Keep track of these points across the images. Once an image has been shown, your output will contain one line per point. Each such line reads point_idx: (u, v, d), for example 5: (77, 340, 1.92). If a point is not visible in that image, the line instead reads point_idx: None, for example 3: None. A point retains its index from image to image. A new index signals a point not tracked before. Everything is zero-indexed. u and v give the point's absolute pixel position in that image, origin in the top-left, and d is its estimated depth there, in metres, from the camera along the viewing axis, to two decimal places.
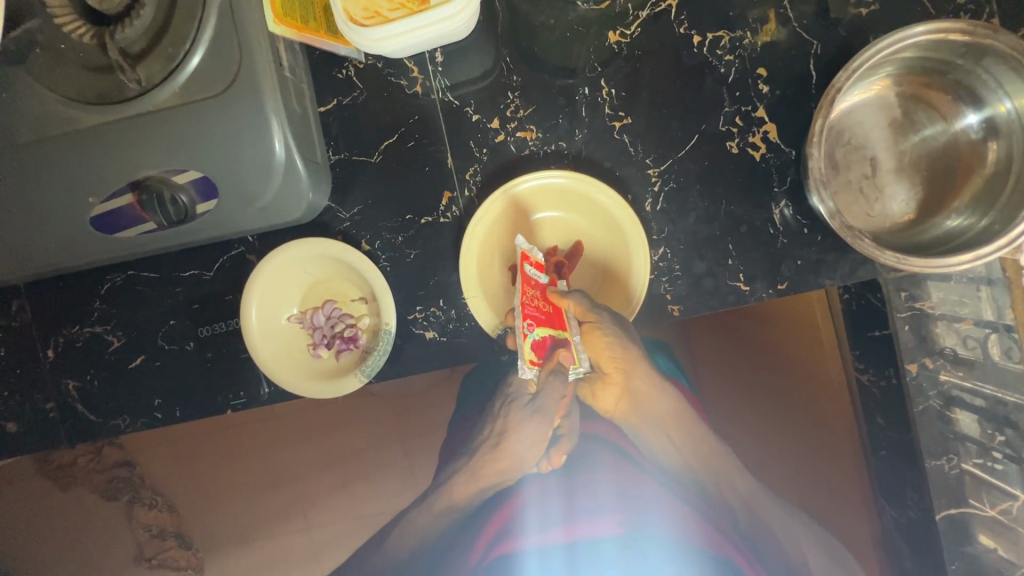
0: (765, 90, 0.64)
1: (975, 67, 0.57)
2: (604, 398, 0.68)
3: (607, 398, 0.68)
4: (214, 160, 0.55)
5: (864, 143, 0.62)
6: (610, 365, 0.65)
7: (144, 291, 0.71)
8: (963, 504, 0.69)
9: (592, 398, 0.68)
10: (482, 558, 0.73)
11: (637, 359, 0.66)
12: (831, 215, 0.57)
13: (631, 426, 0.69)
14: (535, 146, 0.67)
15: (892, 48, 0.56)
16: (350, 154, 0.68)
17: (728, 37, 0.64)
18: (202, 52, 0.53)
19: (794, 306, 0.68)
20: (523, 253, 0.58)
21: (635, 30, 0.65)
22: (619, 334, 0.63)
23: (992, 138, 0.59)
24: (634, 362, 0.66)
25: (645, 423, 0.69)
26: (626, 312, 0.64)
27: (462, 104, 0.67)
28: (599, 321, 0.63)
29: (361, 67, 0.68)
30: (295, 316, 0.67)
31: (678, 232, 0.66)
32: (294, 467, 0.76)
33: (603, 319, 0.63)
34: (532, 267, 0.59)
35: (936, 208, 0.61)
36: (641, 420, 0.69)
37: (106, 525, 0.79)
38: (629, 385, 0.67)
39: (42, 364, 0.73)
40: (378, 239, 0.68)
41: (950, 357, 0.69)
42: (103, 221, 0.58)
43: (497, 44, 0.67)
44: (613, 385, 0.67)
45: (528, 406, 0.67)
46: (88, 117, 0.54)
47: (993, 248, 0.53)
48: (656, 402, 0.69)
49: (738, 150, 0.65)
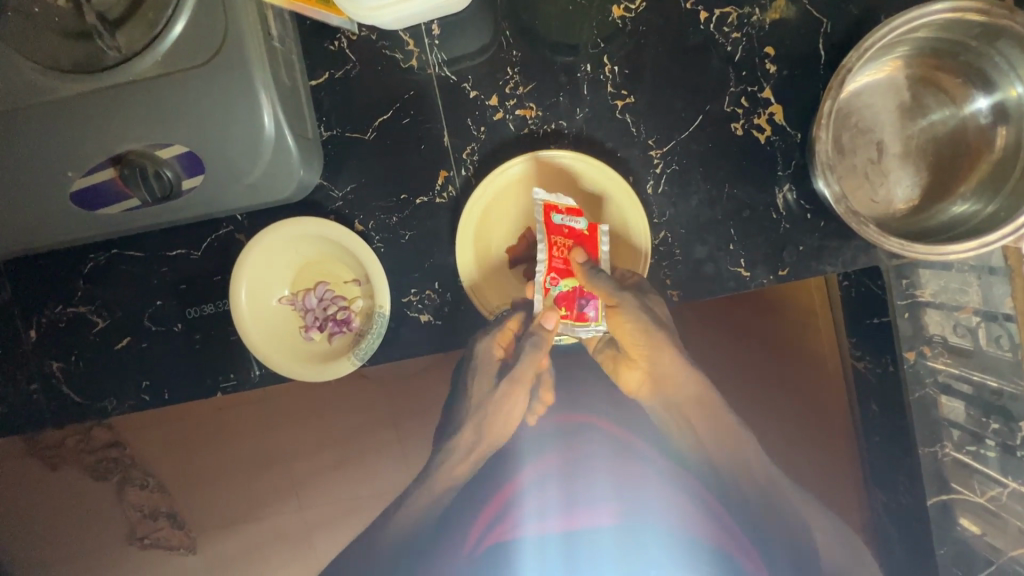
0: (773, 70, 0.63)
1: (988, 48, 0.56)
2: (630, 379, 0.67)
3: (629, 375, 0.67)
4: (200, 136, 0.53)
5: (873, 126, 0.61)
6: (634, 348, 0.66)
7: (129, 270, 0.69)
8: (949, 490, 0.70)
9: (619, 380, 0.67)
10: (478, 544, 0.72)
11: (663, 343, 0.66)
12: (836, 199, 0.56)
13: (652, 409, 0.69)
14: (535, 125, 0.65)
15: (906, 28, 0.54)
16: (343, 131, 0.66)
17: (736, 14, 0.62)
18: (185, 18, 0.50)
19: (794, 291, 0.66)
20: (546, 205, 0.62)
21: (641, 4, 0.63)
22: (644, 316, 0.65)
23: (1002, 123, 0.58)
24: (659, 345, 0.66)
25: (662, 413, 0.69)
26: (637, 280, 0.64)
27: (460, 79, 0.65)
28: (625, 304, 0.64)
29: (355, 39, 0.65)
30: (286, 297, 0.66)
31: (681, 215, 0.64)
32: (284, 450, 0.75)
33: (629, 301, 0.64)
34: (560, 216, 0.62)
35: (941, 193, 0.60)
36: (660, 399, 0.69)
37: (98, 504, 0.78)
38: (654, 368, 0.67)
39: (25, 344, 0.70)
40: (372, 220, 0.66)
41: (941, 345, 0.68)
42: (83, 196, 0.56)
43: (497, 16, 0.64)
44: (638, 367, 0.67)
45: (501, 374, 0.67)
46: (63, 85, 0.51)
47: (999, 235, 0.52)
48: (681, 381, 0.69)
49: (743, 132, 0.63)
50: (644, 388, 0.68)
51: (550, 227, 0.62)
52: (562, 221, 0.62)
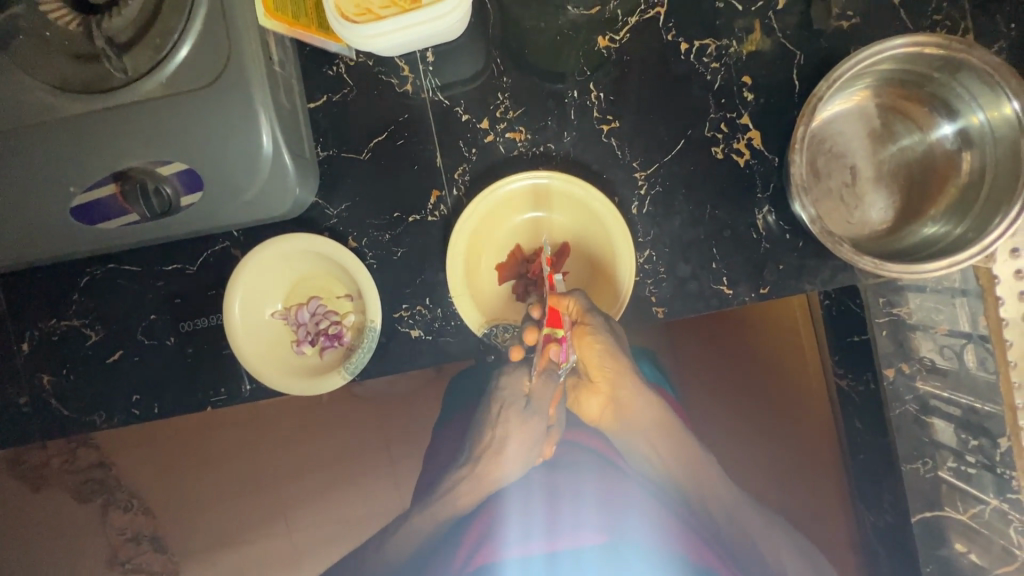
0: (750, 97, 0.66)
1: (951, 80, 0.59)
2: (588, 405, 0.67)
3: (589, 401, 0.67)
4: (201, 155, 0.55)
5: (846, 151, 0.64)
6: (598, 373, 0.65)
7: (125, 284, 0.70)
8: (937, 507, 0.71)
9: (577, 405, 0.67)
10: (464, 564, 0.72)
11: (627, 369, 0.66)
12: (812, 220, 0.58)
13: (619, 436, 0.69)
14: (524, 147, 0.67)
15: (872, 60, 0.57)
16: (339, 151, 0.68)
17: (715, 45, 0.66)
18: (190, 44, 0.53)
19: (775, 310, 0.68)
20: None
21: (625, 36, 0.66)
22: (611, 342, 0.63)
23: (967, 149, 0.61)
24: (622, 373, 0.66)
25: (634, 430, 0.69)
26: (617, 306, 0.64)
27: (452, 104, 0.68)
28: (595, 329, 0.62)
29: (352, 64, 0.68)
30: (279, 312, 0.67)
31: (665, 234, 0.67)
32: (268, 474, 0.75)
33: (600, 324, 0.63)
34: None
35: (913, 216, 0.62)
36: (622, 426, 0.68)
37: (81, 528, 0.77)
38: (614, 394, 0.67)
39: (18, 358, 0.71)
40: (365, 237, 0.68)
41: (922, 365, 0.70)
42: (82, 211, 0.57)
43: (488, 44, 0.67)
44: (599, 393, 0.67)
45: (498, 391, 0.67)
46: (70, 105, 0.54)
47: (967, 256, 0.55)
48: (641, 409, 0.68)
49: (723, 155, 0.66)
50: (605, 415, 0.68)
51: None
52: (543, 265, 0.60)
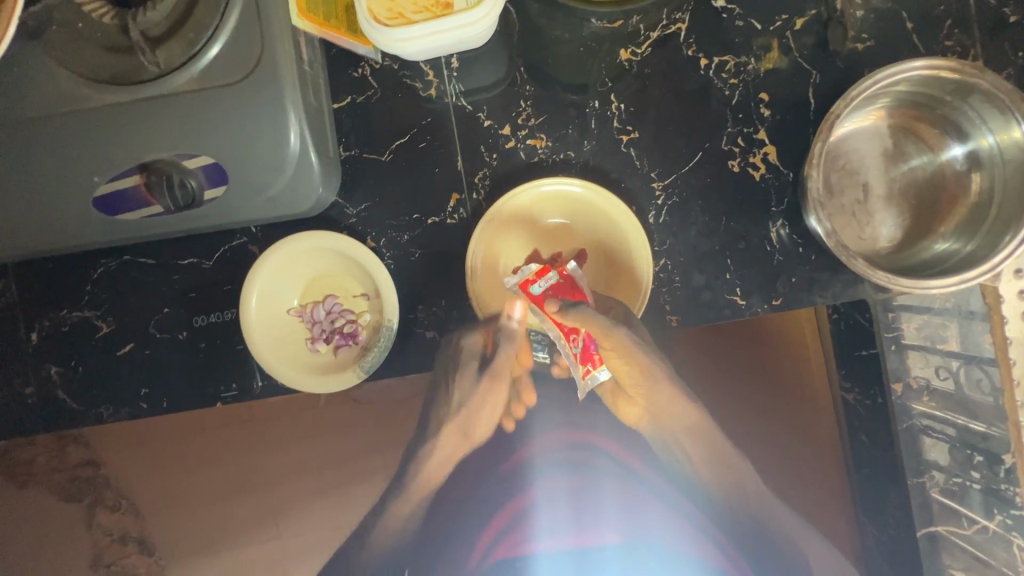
0: (767, 114, 0.68)
1: (962, 103, 0.61)
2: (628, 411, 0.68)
3: (627, 407, 0.68)
4: (229, 149, 0.55)
5: (859, 168, 0.65)
6: (633, 384, 0.66)
7: (139, 277, 0.70)
8: (939, 522, 0.71)
9: (617, 408, 0.68)
10: (487, 557, 0.72)
11: (659, 379, 0.65)
12: (827, 234, 0.59)
13: (655, 439, 0.69)
14: (545, 154, 0.68)
15: (890, 80, 0.59)
16: (361, 151, 0.69)
17: (734, 62, 0.67)
18: (223, 41, 0.54)
19: (787, 321, 0.69)
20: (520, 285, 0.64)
21: (646, 49, 0.68)
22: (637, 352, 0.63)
23: (976, 170, 0.63)
24: (655, 383, 0.65)
25: (665, 437, 0.68)
26: (637, 305, 0.65)
27: (475, 109, 0.69)
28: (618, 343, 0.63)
29: (378, 67, 0.69)
30: (295, 309, 0.67)
31: (680, 244, 0.68)
32: (271, 472, 0.74)
33: (623, 335, 0.63)
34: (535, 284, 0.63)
35: (923, 234, 0.64)
36: (659, 432, 0.68)
37: (64, 529, 0.75)
38: (651, 403, 0.66)
39: (25, 347, 0.70)
40: (383, 237, 0.68)
41: (924, 385, 0.71)
42: (105, 202, 0.57)
43: (512, 53, 0.69)
44: (637, 402, 0.67)
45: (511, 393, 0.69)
46: (100, 96, 0.54)
47: (976, 273, 0.56)
48: (679, 419, 0.67)
49: (739, 168, 0.68)
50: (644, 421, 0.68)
51: (536, 300, 0.63)
52: (541, 287, 0.63)
